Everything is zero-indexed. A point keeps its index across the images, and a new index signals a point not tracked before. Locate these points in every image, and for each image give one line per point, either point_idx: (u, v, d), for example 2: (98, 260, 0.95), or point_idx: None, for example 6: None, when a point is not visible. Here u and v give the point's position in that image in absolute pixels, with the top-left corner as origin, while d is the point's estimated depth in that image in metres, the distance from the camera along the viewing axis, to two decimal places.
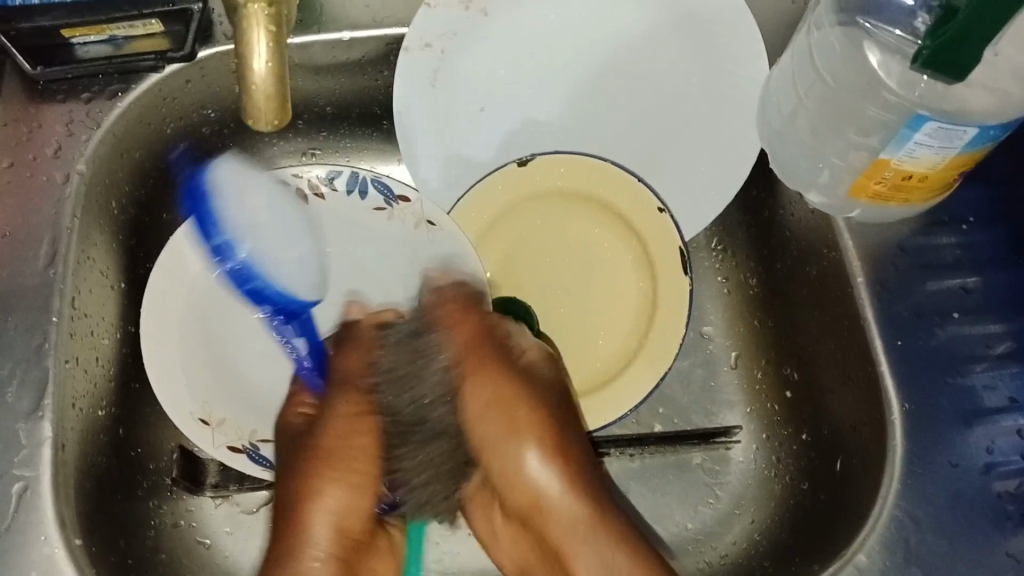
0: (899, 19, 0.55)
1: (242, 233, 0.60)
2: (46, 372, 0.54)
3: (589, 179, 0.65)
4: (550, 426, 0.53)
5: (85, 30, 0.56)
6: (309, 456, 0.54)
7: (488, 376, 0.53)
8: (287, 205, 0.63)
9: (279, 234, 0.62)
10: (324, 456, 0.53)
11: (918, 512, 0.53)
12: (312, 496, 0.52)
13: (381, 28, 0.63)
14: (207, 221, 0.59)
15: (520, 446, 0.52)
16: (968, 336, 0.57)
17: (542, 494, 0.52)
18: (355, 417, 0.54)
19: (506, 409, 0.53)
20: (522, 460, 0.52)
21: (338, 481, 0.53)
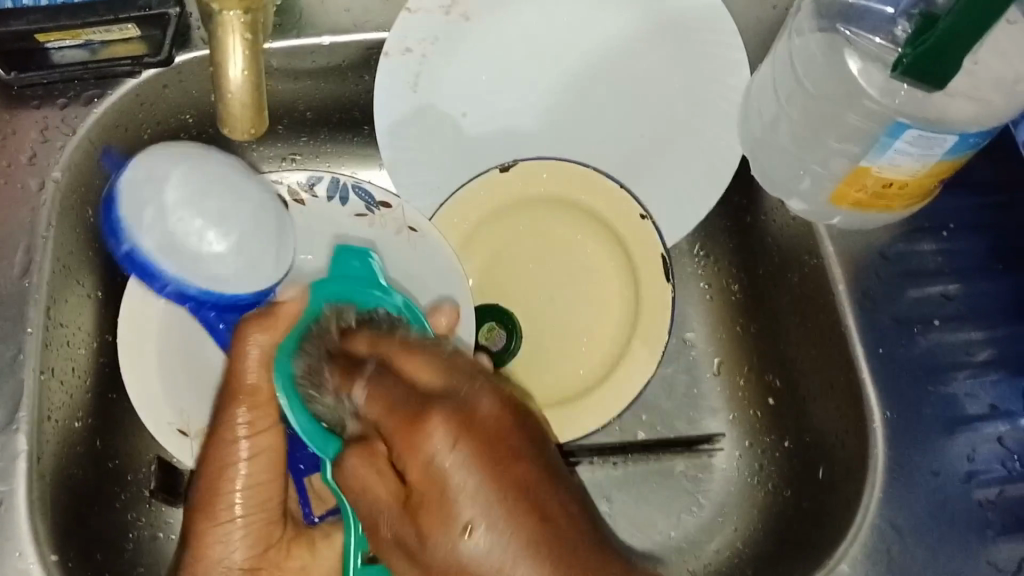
0: (878, 26, 0.54)
1: (152, 243, 0.47)
2: (21, 384, 0.53)
3: (570, 186, 0.64)
4: (484, 472, 0.34)
5: (59, 35, 0.55)
6: (207, 491, 0.50)
7: (429, 423, 0.35)
8: (210, 186, 0.48)
9: (188, 222, 0.48)
10: (221, 485, 0.50)
11: (899, 521, 0.53)
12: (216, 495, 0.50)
13: (361, 34, 0.62)
14: (114, 225, 0.47)
15: (448, 506, 0.34)
16: (949, 344, 0.57)
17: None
18: (255, 440, 0.50)
19: (465, 436, 0.34)
20: (472, 549, 0.34)
21: (241, 519, 0.51)
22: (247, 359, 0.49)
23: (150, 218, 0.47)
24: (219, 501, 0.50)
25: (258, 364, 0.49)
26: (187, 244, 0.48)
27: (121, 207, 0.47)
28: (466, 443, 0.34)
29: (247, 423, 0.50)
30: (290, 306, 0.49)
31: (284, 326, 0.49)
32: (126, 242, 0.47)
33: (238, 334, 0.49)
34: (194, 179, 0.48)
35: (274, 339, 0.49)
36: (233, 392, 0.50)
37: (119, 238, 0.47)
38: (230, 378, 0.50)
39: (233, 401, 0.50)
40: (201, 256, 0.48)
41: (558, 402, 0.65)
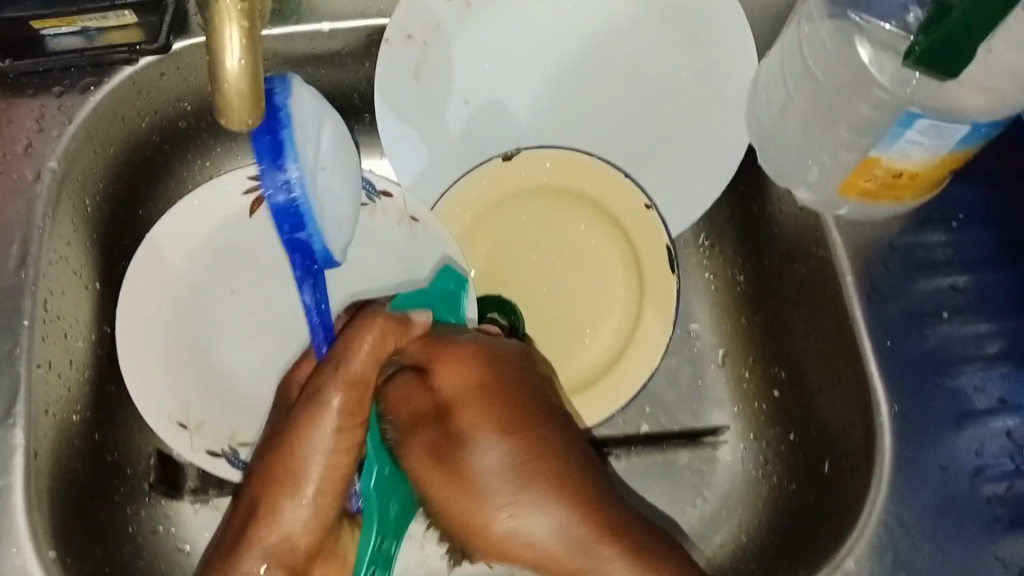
0: (891, 14, 0.54)
1: (311, 170, 0.57)
2: (19, 377, 0.53)
3: (574, 175, 0.63)
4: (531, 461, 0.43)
5: (55, 22, 0.54)
6: (280, 468, 0.47)
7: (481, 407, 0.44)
8: (343, 148, 0.59)
9: (330, 175, 0.58)
10: (295, 464, 0.47)
11: (907, 516, 0.53)
12: (293, 475, 0.47)
13: (362, 19, 0.61)
14: (278, 146, 0.55)
15: (485, 467, 0.42)
16: (959, 336, 0.56)
17: (535, 547, 0.42)
18: (347, 431, 0.47)
19: (490, 372, 0.46)
20: (508, 514, 0.42)
21: (311, 502, 0.47)
22: (363, 346, 0.48)
23: (310, 156, 0.57)
24: (302, 483, 0.47)
25: (375, 351, 0.48)
26: (329, 194, 0.58)
27: (291, 129, 0.55)
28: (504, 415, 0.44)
29: (343, 410, 0.47)
30: (416, 324, 0.51)
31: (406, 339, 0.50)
32: (289, 166, 0.56)
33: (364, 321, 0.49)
34: (341, 134, 0.59)
35: (392, 342, 0.49)
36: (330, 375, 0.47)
37: (281, 159, 0.55)
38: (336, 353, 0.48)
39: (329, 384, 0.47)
40: (330, 208, 0.59)
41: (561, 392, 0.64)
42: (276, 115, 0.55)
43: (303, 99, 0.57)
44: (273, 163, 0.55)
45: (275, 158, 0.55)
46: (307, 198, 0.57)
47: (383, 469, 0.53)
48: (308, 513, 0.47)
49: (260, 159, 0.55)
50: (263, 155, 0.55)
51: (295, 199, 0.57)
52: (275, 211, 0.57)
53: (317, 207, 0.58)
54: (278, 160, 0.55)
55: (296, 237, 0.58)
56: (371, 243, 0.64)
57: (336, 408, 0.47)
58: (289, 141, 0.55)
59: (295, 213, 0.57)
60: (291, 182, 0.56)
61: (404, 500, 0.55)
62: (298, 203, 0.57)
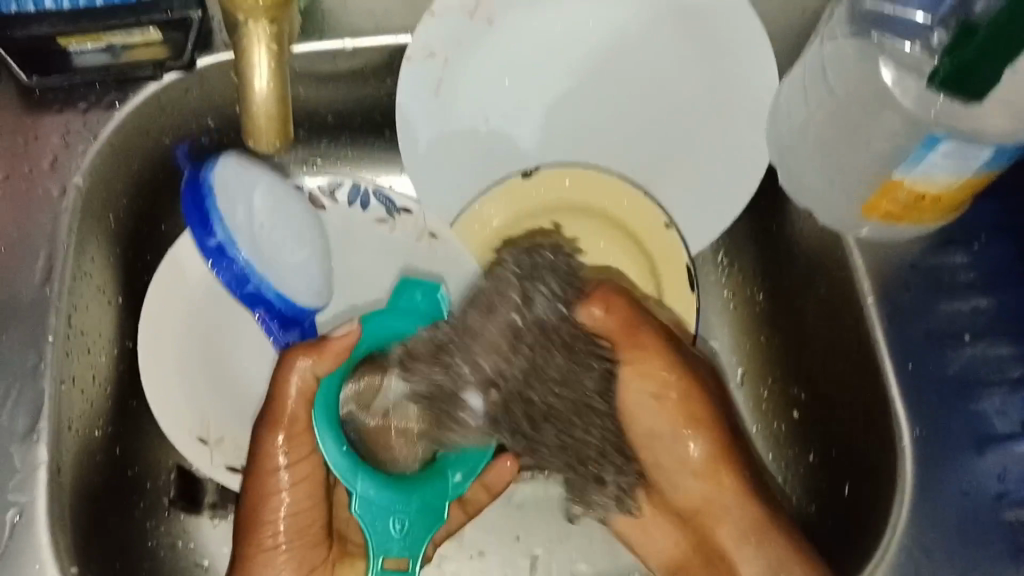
0: (914, 32, 0.52)
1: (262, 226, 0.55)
2: (42, 393, 0.53)
3: (593, 192, 0.64)
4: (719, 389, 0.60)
5: (81, 39, 0.54)
6: (251, 519, 0.53)
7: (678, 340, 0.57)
8: (283, 199, 0.57)
9: (272, 231, 0.56)
10: (261, 515, 0.53)
11: (928, 543, 0.52)
12: (262, 521, 0.53)
13: (385, 36, 0.62)
14: (204, 213, 0.51)
15: (690, 387, 0.57)
16: (984, 358, 0.56)
17: (693, 459, 0.57)
18: (294, 469, 0.53)
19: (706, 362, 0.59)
20: (679, 429, 0.57)
21: (285, 544, 0.54)
22: (293, 383, 0.52)
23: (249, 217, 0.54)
24: (263, 526, 0.53)
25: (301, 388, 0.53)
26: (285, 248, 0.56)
27: (217, 198, 0.52)
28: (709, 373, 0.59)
29: (286, 448, 0.53)
30: (339, 337, 0.53)
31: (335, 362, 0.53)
32: (216, 230, 0.51)
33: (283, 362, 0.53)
34: (273, 189, 0.57)
35: (318, 370, 0.53)
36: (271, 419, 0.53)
37: (209, 230, 0.52)
38: (269, 402, 0.53)
39: (272, 429, 0.53)
40: (284, 261, 0.56)
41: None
42: (200, 187, 0.52)
43: (228, 170, 0.54)
44: (205, 235, 0.52)
45: (205, 228, 0.52)
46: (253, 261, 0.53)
47: (369, 487, 0.52)
48: (283, 552, 0.54)
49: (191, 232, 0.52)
50: (194, 227, 0.52)
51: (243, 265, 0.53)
52: (226, 279, 0.53)
53: (268, 262, 0.54)
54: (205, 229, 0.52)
55: (250, 296, 0.55)
56: (390, 261, 0.64)
57: (281, 446, 0.53)
58: (216, 207, 0.52)
59: (244, 276, 0.53)
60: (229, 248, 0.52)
61: (405, 517, 0.53)
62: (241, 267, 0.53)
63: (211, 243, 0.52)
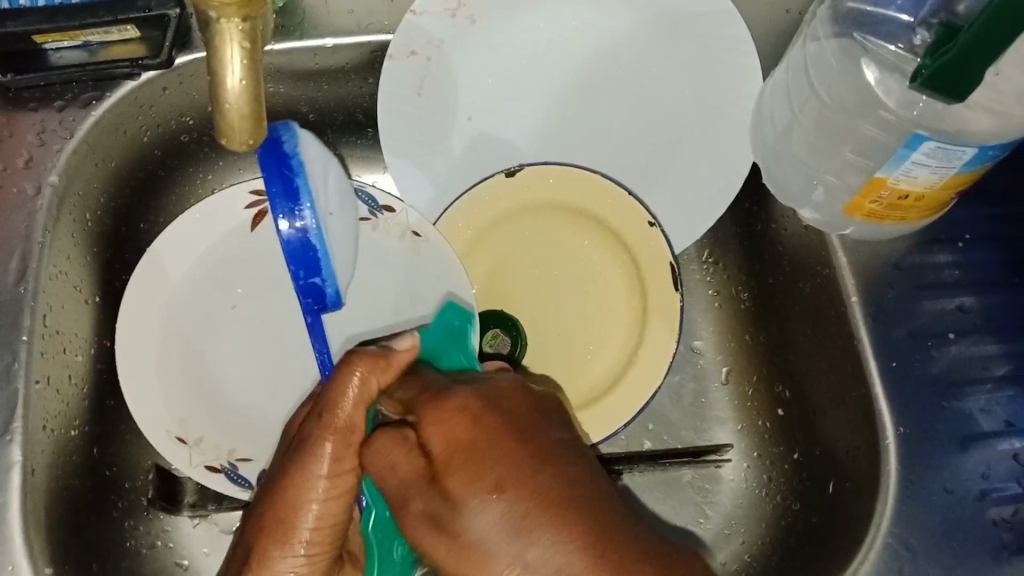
0: (897, 34, 0.52)
1: (324, 214, 0.57)
2: (15, 395, 0.53)
3: (576, 192, 0.63)
4: (469, 462, 0.38)
5: (58, 36, 0.54)
6: (276, 521, 0.46)
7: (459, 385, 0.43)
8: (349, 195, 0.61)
9: (336, 220, 0.59)
10: (291, 519, 0.46)
11: (912, 541, 0.52)
12: (285, 531, 0.46)
13: (367, 35, 0.61)
14: (295, 191, 0.56)
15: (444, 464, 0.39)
16: (967, 358, 0.56)
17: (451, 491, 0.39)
18: (338, 479, 0.46)
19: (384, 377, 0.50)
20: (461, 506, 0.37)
21: (306, 555, 0.46)
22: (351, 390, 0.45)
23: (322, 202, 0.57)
24: (296, 532, 0.46)
25: (366, 389, 0.45)
26: (335, 237, 0.59)
27: (304, 177, 0.56)
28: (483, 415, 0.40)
29: (334, 452, 0.45)
30: (403, 352, 0.48)
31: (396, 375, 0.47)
32: (305, 211, 0.56)
33: (347, 365, 0.46)
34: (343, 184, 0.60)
35: (379, 379, 0.46)
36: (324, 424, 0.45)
37: (296, 207, 0.56)
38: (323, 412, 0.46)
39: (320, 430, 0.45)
40: (332, 246, 0.59)
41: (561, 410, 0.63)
42: (286, 163, 0.55)
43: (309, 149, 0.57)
44: (290, 209, 0.56)
45: (291, 203, 0.56)
46: (323, 242, 0.58)
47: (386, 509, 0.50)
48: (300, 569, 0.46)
49: (274, 204, 0.56)
50: (279, 201, 0.56)
51: (313, 238, 0.57)
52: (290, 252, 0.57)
53: (326, 238, 0.58)
54: (293, 204, 0.56)
55: (310, 281, 0.59)
56: (380, 263, 0.63)
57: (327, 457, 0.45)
58: (303, 186, 0.56)
59: (313, 253, 0.58)
60: (308, 225, 0.56)
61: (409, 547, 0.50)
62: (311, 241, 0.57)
63: (293, 215, 0.56)
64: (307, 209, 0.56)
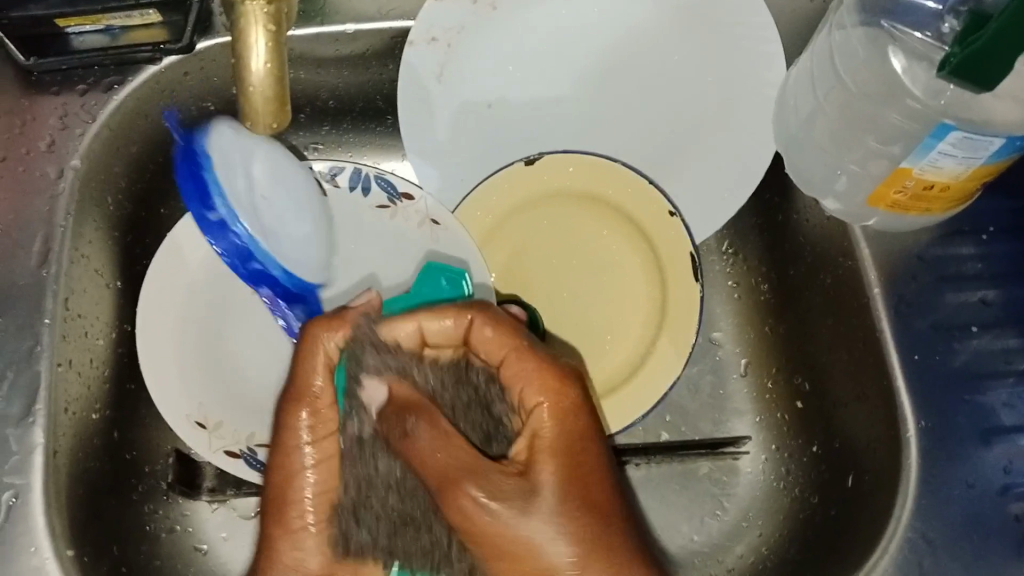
0: (924, 23, 0.52)
1: (240, 193, 0.55)
2: (38, 376, 0.53)
3: (595, 180, 0.63)
4: (575, 469, 0.47)
5: (80, 20, 0.54)
6: (278, 498, 0.51)
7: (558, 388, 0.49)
8: (287, 169, 0.58)
9: (270, 203, 0.57)
10: (289, 496, 0.51)
11: (932, 536, 0.52)
12: (290, 510, 0.51)
13: (387, 21, 0.61)
14: (203, 189, 0.53)
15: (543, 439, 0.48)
16: (989, 351, 0.55)
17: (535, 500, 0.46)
18: (319, 446, 0.51)
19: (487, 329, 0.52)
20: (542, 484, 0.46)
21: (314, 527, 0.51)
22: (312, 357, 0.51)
23: (240, 188, 0.55)
24: (293, 508, 0.51)
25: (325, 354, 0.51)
26: (271, 225, 0.57)
27: (213, 170, 0.53)
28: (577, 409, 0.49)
29: (313, 423, 0.51)
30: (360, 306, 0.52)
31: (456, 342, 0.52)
32: (215, 205, 0.54)
33: (307, 331, 0.51)
34: (274, 159, 0.57)
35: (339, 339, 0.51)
36: (296, 396, 0.51)
37: (209, 205, 0.54)
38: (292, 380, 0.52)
39: (294, 405, 0.51)
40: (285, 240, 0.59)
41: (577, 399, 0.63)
42: (191, 155, 0.53)
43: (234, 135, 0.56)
44: (205, 208, 0.54)
45: (204, 201, 0.54)
46: (254, 240, 0.56)
47: None
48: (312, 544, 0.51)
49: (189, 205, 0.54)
50: (191, 198, 0.54)
51: (243, 241, 0.56)
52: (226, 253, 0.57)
53: (262, 235, 0.57)
54: (204, 204, 0.54)
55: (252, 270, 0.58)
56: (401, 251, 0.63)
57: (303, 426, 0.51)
58: (212, 180, 0.53)
59: (248, 252, 0.57)
60: (228, 223, 0.55)
61: None
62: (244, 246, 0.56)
63: (211, 216, 0.54)
64: (219, 203, 0.54)
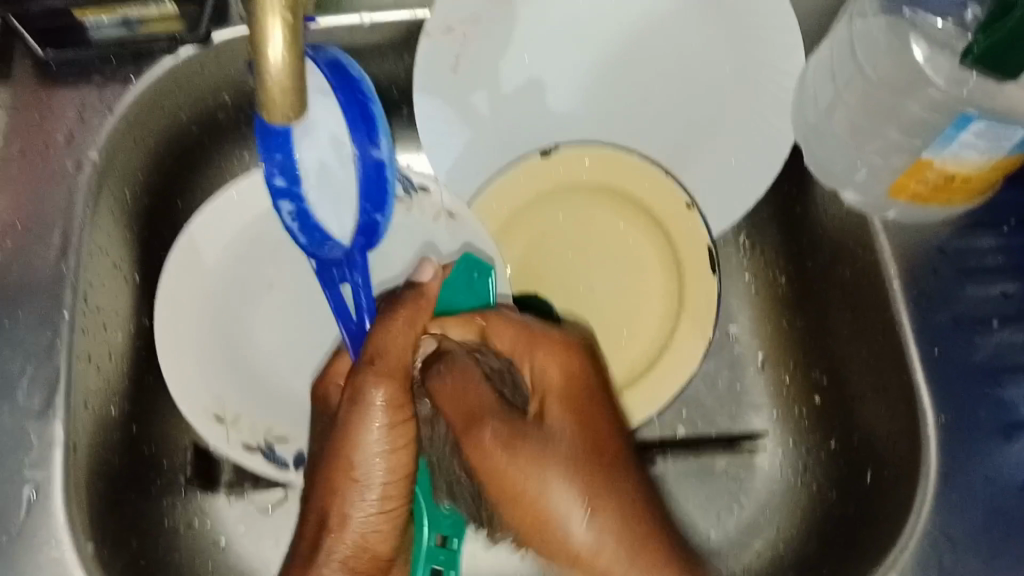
0: (947, 10, 0.51)
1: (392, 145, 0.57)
2: (57, 370, 0.53)
3: (613, 174, 0.62)
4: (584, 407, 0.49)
5: (95, 11, 0.52)
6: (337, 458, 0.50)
7: (558, 356, 0.51)
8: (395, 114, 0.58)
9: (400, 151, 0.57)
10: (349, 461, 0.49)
11: (953, 532, 0.51)
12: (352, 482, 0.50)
13: (402, 12, 0.61)
14: (370, 118, 0.54)
15: (564, 460, 0.47)
16: (1010, 345, 0.54)
17: (554, 450, 0.47)
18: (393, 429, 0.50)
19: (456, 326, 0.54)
20: (596, 503, 0.47)
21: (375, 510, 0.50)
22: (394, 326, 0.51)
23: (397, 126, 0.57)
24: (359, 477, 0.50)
25: (408, 330, 0.51)
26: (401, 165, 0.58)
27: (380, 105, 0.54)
28: (580, 391, 0.50)
29: (388, 404, 0.49)
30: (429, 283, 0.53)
31: (403, 375, 0.50)
32: (382, 141, 0.55)
33: (379, 325, 0.51)
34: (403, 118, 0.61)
35: (418, 321, 0.51)
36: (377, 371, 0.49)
37: (373, 139, 0.55)
38: (375, 353, 0.50)
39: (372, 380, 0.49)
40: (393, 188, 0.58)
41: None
42: (353, 84, 0.52)
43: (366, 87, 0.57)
44: (367, 139, 0.55)
45: (368, 133, 0.55)
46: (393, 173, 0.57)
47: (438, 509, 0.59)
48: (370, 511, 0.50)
49: (353, 134, 0.55)
50: (357, 128, 0.54)
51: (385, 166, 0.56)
52: (363, 186, 0.57)
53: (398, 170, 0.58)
54: (370, 137, 0.55)
55: (370, 219, 0.57)
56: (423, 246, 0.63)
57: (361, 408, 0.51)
58: (378, 115, 0.54)
59: (382, 183, 0.57)
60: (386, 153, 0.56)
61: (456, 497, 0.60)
62: (384, 175, 0.57)
63: (371, 144, 0.55)
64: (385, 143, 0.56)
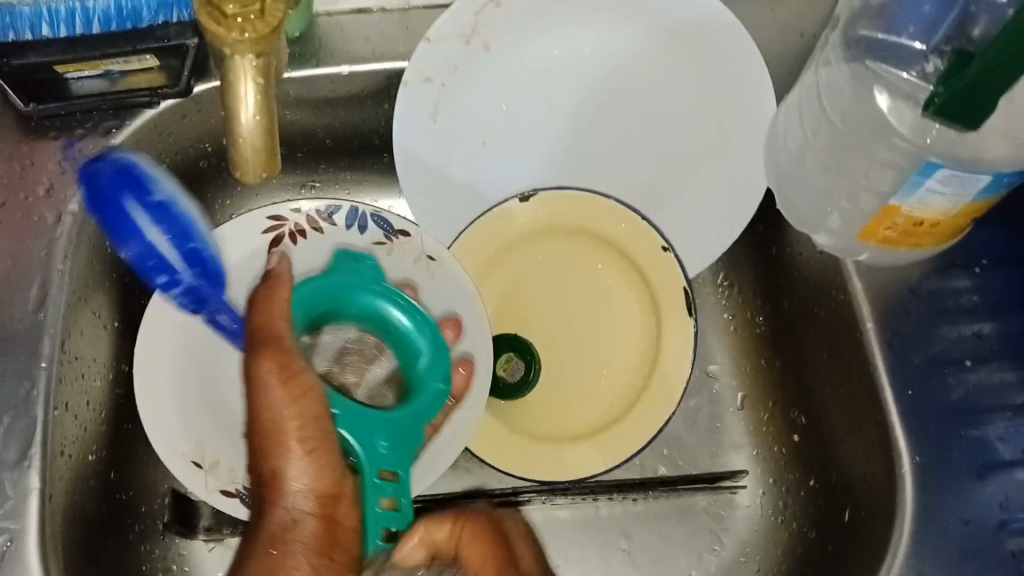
0: (911, 60, 0.53)
1: (176, 193, 0.53)
2: (35, 420, 0.53)
3: (590, 218, 0.63)
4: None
5: (78, 66, 0.55)
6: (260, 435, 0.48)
7: None
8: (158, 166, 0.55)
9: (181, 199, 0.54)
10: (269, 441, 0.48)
11: (929, 574, 0.51)
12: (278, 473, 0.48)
13: (382, 62, 0.62)
14: (139, 180, 0.51)
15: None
16: (985, 385, 0.55)
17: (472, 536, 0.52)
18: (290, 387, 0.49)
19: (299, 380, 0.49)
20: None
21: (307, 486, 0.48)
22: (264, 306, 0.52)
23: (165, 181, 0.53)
24: (282, 452, 0.48)
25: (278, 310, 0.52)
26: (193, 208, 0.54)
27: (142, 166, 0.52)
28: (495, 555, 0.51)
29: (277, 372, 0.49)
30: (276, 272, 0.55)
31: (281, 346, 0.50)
32: (158, 192, 0.52)
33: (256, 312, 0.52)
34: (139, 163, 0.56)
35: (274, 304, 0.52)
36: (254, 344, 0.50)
37: (149, 189, 0.51)
38: (259, 332, 0.51)
39: (259, 354, 0.49)
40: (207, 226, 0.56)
41: (558, 441, 0.63)
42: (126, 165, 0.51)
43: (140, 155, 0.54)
44: (146, 199, 0.51)
45: (142, 193, 0.51)
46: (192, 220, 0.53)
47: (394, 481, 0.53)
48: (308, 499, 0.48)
49: (122, 198, 0.50)
50: (130, 194, 0.50)
51: (181, 217, 0.53)
52: (172, 238, 0.52)
53: (195, 217, 0.54)
54: (144, 191, 0.51)
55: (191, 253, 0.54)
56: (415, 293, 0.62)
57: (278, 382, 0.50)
58: (144, 174, 0.52)
59: (186, 230, 0.53)
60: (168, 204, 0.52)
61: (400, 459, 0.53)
62: (184, 221, 0.53)
63: (152, 204, 0.51)
64: (159, 190, 0.52)
